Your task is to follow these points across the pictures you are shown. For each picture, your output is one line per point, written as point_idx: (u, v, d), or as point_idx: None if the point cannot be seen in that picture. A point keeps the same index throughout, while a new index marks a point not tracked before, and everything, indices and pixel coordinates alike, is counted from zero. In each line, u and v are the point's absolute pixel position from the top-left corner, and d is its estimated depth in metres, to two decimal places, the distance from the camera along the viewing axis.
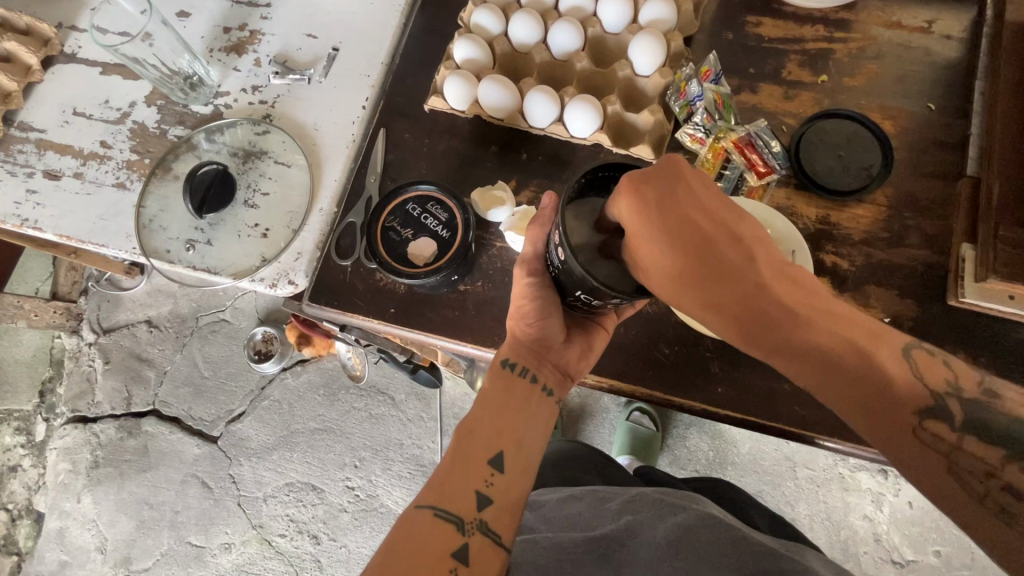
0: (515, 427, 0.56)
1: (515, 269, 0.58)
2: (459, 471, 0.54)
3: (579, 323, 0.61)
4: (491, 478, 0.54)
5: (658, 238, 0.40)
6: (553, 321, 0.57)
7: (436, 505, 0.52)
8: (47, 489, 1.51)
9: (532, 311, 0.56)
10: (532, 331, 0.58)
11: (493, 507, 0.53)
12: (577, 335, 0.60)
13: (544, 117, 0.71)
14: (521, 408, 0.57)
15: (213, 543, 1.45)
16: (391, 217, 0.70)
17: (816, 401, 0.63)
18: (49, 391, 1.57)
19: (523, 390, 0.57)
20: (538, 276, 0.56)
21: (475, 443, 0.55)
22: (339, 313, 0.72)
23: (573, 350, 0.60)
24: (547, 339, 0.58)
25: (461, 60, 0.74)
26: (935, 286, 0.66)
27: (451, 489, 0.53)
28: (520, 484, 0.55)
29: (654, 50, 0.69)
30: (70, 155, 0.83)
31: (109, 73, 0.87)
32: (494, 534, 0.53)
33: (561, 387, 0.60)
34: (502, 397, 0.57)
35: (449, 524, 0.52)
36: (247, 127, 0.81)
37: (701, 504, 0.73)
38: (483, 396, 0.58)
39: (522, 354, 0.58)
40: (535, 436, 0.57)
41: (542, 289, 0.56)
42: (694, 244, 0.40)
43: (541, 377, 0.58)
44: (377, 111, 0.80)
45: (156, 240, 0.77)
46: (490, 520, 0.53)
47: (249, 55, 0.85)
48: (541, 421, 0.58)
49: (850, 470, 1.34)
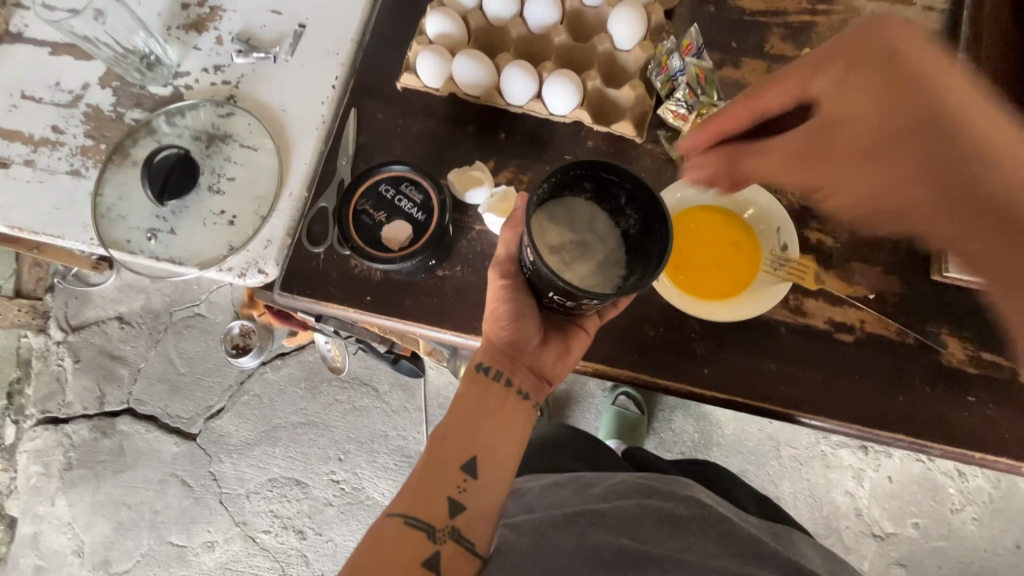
0: (487, 433, 0.57)
1: (489, 271, 0.59)
2: (432, 479, 0.55)
3: (557, 325, 0.62)
4: (464, 484, 0.55)
5: (852, 89, 0.45)
6: (527, 323, 0.59)
7: (406, 513, 0.54)
8: (19, 494, 1.45)
9: (505, 313, 0.58)
10: (504, 334, 0.59)
11: (465, 514, 0.55)
12: (554, 338, 0.61)
13: (523, 94, 0.68)
14: (496, 412, 0.58)
15: (195, 542, 1.41)
16: (363, 200, 0.67)
17: (800, 380, 0.63)
18: (17, 393, 1.51)
19: (497, 394, 0.58)
20: (510, 278, 0.58)
21: (448, 450, 0.56)
22: (314, 303, 0.69)
23: (549, 353, 0.61)
24: (521, 342, 0.59)
25: (433, 35, 0.71)
26: (919, 260, 0.65)
27: (423, 498, 0.55)
28: (492, 491, 0.56)
29: (633, 23, 0.67)
30: (19, 141, 0.78)
31: (59, 54, 0.81)
32: (467, 541, 0.55)
33: (538, 390, 0.61)
34: (478, 401, 0.58)
35: (418, 532, 0.53)
36: (210, 109, 0.77)
37: (690, 490, 0.71)
38: (458, 400, 0.59)
39: (497, 358, 0.59)
40: (508, 439, 0.58)
41: (514, 292, 0.58)
42: (906, 87, 0.42)
43: (516, 381, 0.59)
44: (347, 90, 0.77)
45: (115, 230, 0.73)
46: (463, 527, 0.55)
47: (210, 33, 0.81)
48: (516, 425, 0.59)
49: (832, 448, 1.35)
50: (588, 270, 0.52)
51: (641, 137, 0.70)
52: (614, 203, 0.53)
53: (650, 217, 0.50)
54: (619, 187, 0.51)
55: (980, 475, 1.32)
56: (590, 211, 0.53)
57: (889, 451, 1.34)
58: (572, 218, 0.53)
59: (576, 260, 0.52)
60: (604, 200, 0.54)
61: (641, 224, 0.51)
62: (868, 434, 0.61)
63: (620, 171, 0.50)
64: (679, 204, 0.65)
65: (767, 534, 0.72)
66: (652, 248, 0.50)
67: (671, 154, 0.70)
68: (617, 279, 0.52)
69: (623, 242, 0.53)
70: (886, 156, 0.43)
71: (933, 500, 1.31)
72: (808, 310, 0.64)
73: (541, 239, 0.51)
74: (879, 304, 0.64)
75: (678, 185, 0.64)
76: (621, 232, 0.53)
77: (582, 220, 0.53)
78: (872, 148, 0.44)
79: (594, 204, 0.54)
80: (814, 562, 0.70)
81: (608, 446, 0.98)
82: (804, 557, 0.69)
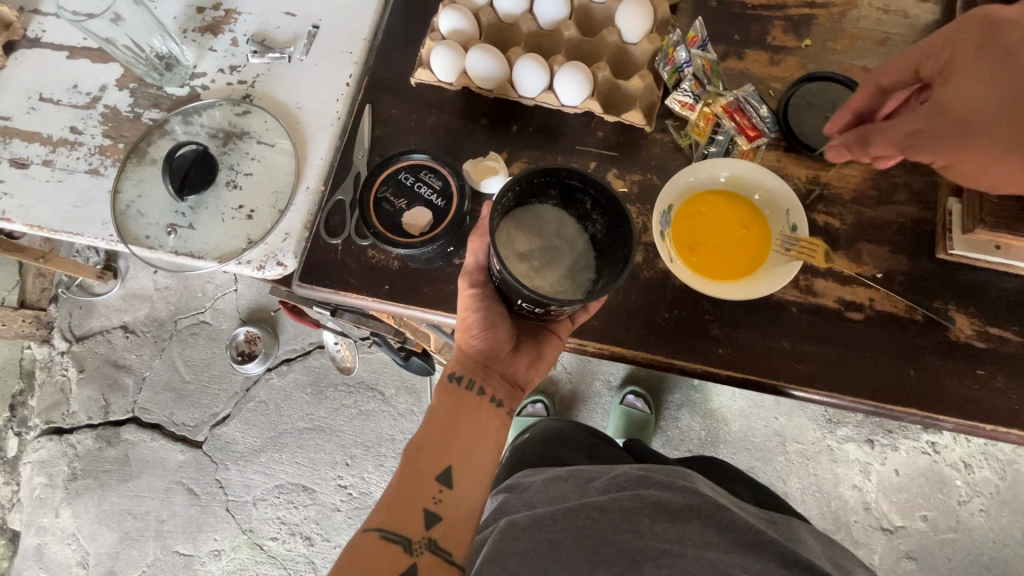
0: (461, 442, 0.60)
1: (461, 280, 0.61)
2: (407, 491, 0.57)
3: (529, 333, 0.64)
4: (439, 495, 0.58)
5: (949, 80, 0.54)
6: (500, 332, 0.60)
7: (382, 527, 0.56)
8: (23, 506, 1.44)
9: (476, 322, 0.59)
10: (477, 343, 0.61)
11: (442, 524, 0.57)
12: (526, 346, 0.64)
13: (534, 86, 0.70)
14: (468, 421, 0.61)
15: (202, 551, 1.40)
16: (383, 187, 0.70)
17: (813, 356, 0.64)
18: (20, 405, 1.50)
19: (470, 402, 0.61)
20: (480, 287, 0.59)
21: (421, 462, 0.58)
22: (332, 293, 0.70)
23: (520, 361, 0.63)
24: (492, 350, 0.61)
25: (447, 31, 0.73)
26: (924, 240, 0.67)
27: (398, 512, 0.56)
28: (468, 500, 0.58)
29: (640, 17, 0.69)
30: (38, 142, 0.79)
31: (76, 57, 0.83)
32: (444, 552, 0.56)
33: (512, 397, 0.64)
34: (451, 411, 0.60)
35: (395, 544, 0.55)
36: (226, 108, 0.79)
37: (690, 481, 0.70)
38: (434, 410, 0.61)
39: (469, 367, 0.62)
40: (481, 449, 0.60)
41: (486, 300, 0.59)
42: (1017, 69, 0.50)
43: (488, 390, 0.62)
44: (362, 86, 0.79)
45: (135, 227, 0.74)
46: (439, 538, 0.56)
47: (225, 35, 0.83)
48: (489, 433, 0.61)
49: (838, 442, 1.36)
50: (556, 276, 0.54)
51: (651, 126, 0.72)
52: (580, 208, 0.56)
53: (615, 222, 0.53)
54: (584, 193, 0.54)
55: (986, 466, 1.33)
56: (558, 217, 0.56)
57: (896, 444, 1.34)
58: (539, 224, 0.55)
59: (543, 267, 0.54)
60: (570, 205, 0.56)
61: (608, 228, 0.54)
62: (883, 409, 0.63)
63: (583, 177, 0.52)
64: (690, 188, 0.66)
65: (768, 524, 0.70)
66: (618, 252, 0.52)
67: (679, 141, 0.72)
68: (587, 283, 0.55)
69: (591, 246, 0.56)
70: (977, 132, 0.52)
71: (940, 492, 1.32)
72: (818, 289, 0.66)
73: (509, 246, 0.54)
74: (887, 282, 0.66)
75: (688, 170, 0.65)
76: (589, 235, 0.56)
77: (550, 226, 0.55)
78: (959, 133, 0.53)
79: (561, 209, 0.56)
80: (816, 553, 0.66)
81: (613, 447, 0.99)
82: (803, 549, 0.65)
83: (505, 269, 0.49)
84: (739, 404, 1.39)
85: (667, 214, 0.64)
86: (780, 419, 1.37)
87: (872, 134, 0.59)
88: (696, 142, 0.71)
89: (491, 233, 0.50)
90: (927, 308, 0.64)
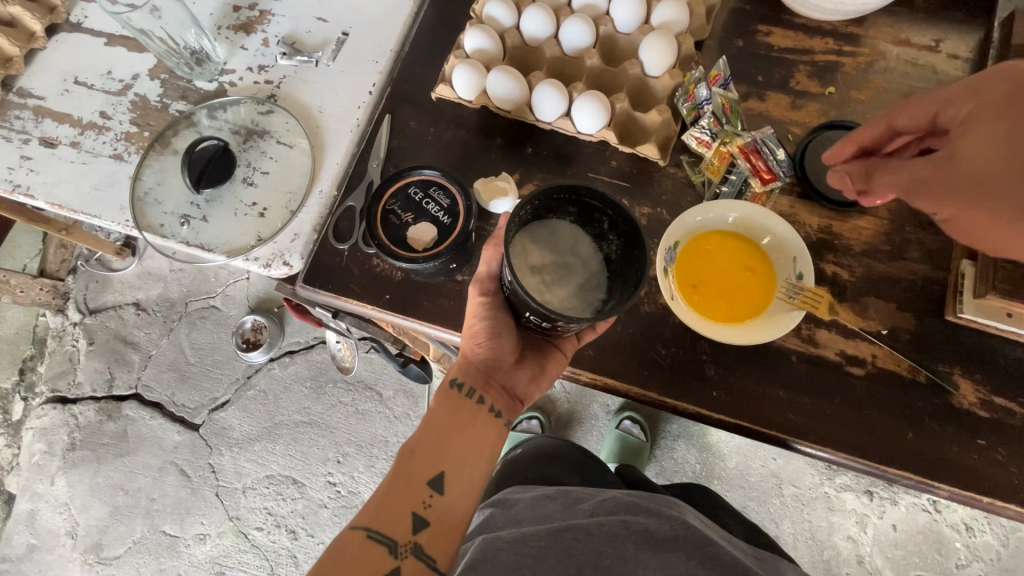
0: (456, 449, 0.59)
1: (471, 288, 0.61)
2: (398, 494, 0.57)
3: (534, 346, 0.63)
4: (430, 499, 0.57)
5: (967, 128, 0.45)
6: (504, 343, 0.60)
7: (370, 527, 0.55)
8: (20, 471, 1.46)
9: (482, 330, 0.59)
10: (481, 352, 0.60)
11: (429, 530, 0.56)
12: (529, 359, 0.63)
13: (552, 111, 0.71)
14: (465, 428, 0.60)
15: (187, 534, 1.41)
16: (392, 201, 0.70)
17: (809, 409, 0.63)
18: (29, 370, 1.53)
19: (470, 409, 0.61)
20: (490, 296, 0.59)
21: (415, 466, 0.58)
22: (333, 297, 0.71)
23: (523, 373, 0.63)
24: (495, 361, 0.61)
25: (471, 49, 0.74)
26: (934, 300, 0.66)
27: (387, 514, 0.56)
28: (457, 507, 0.58)
29: (663, 52, 0.69)
30: (68, 123, 0.82)
31: (114, 44, 0.85)
32: (429, 558, 0.56)
33: (510, 409, 0.63)
34: (450, 417, 0.60)
35: (380, 546, 0.55)
36: (251, 106, 0.80)
37: (679, 512, 0.69)
38: (433, 413, 0.61)
39: (471, 375, 0.61)
40: (476, 457, 0.60)
41: (494, 310, 0.59)
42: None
43: (488, 399, 0.61)
44: (384, 96, 0.80)
45: (151, 213, 0.76)
46: (425, 544, 0.56)
47: (257, 35, 0.85)
48: (486, 441, 0.61)
49: (836, 490, 1.32)
50: (567, 293, 0.54)
51: (664, 159, 0.72)
52: (596, 227, 0.55)
53: (628, 243, 0.52)
54: (601, 212, 0.54)
55: (988, 531, 1.29)
56: (574, 234, 0.56)
57: (895, 499, 1.31)
58: (554, 239, 0.55)
59: (556, 283, 0.54)
60: (588, 223, 0.56)
61: (622, 249, 0.53)
62: (876, 470, 0.62)
63: (601, 197, 0.52)
64: (698, 227, 0.65)
65: (753, 561, 0.68)
66: (630, 274, 0.52)
67: (692, 178, 0.71)
68: (596, 301, 0.54)
69: (604, 266, 0.55)
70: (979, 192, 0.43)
71: (938, 553, 1.28)
72: (820, 340, 0.65)
73: (522, 259, 0.53)
74: (892, 339, 0.65)
75: (698, 209, 0.65)
76: (604, 255, 0.55)
77: (565, 242, 0.55)
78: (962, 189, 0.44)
79: (578, 226, 0.56)
80: None
81: (603, 470, 0.99)
82: None
83: (516, 281, 0.49)
84: (738, 440, 1.36)
85: (673, 250, 0.64)
86: (778, 461, 1.34)
87: (875, 170, 0.57)
88: (709, 180, 0.71)
89: (505, 246, 0.50)
90: (930, 370, 0.62)
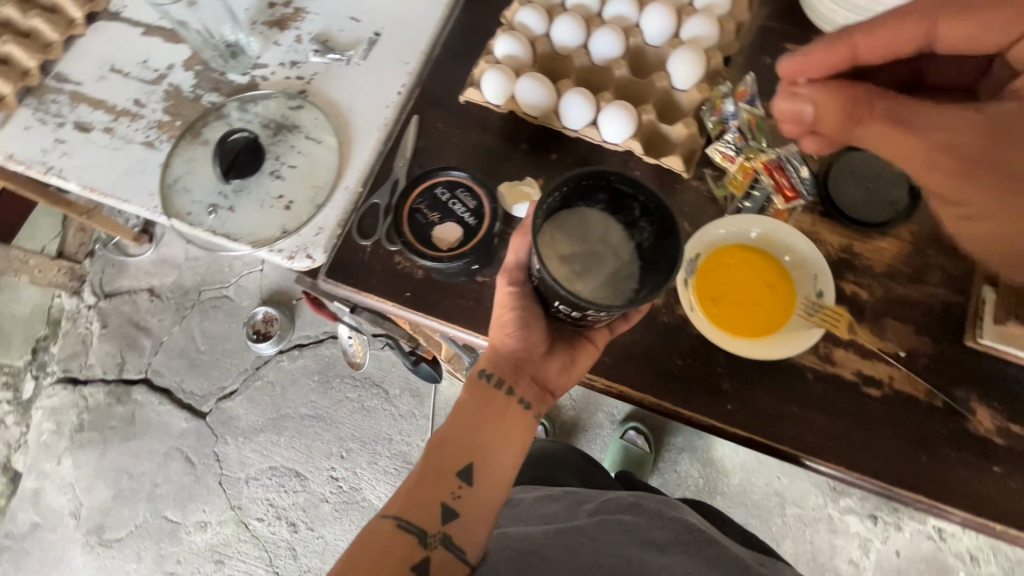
0: (485, 441, 0.59)
1: (500, 277, 0.63)
2: (427, 485, 0.57)
3: (564, 337, 0.63)
4: (458, 490, 0.57)
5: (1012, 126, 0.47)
6: (534, 331, 0.61)
7: (398, 516, 0.56)
8: (27, 449, 1.48)
9: (512, 320, 0.60)
10: (510, 343, 0.60)
11: (458, 521, 0.57)
12: (558, 349, 0.62)
13: (579, 118, 0.72)
14: (496, 419, 0.60)
15: (188, 521, 1.42)
16: (420, 200, 0.72)
17: (823, 428, 0.63)
18: (42, 350, 1.55)
19: (500, 400, 0.60)
20: (518, 287, 0.61)
21: (445, 457, 0.58)
22: (354, 292, 0.72)
23: (552, 364, 0.62)
24: (525, 352, 0.61)
25: (502, 55, 0.75)
26: (953, 325, 0.66)
27: (416, 504, 0.57)
28: (485, 500, 0.58)
29: (691, 66, 0.70)
30: (102, 109, 0.84)
31: (150, 34, 0.87)
32: (457, 548, 0.57)
33: (540, 402, 0.62)
34: (479, 408, 0.60)
35: (409, 535, 0.56)
36: (281, 100, 0.82)
37: (678, 512, 0.72)
38: (462, 404, 0.60)
39: (501, 366, 0.61)
40: (506, 448, 0.60)
41: (523, 299, 0.61)
42: None
43: (517, 390, 0.60)
44: (412, 97, 0.81)
45: (179, 201, 0.78)
46: (454, 535, 0.57)
47: (291, 31, 0.86)
48: (516, 433, 0.60)
49: (839, 512, 1.31)
50: (598, 281, 0.54)
51: (688, 172, 0.72)
52: (628, 216, 0.56)
53: (662, 232, 0.52)
54: (633, 198, 0.54)
55: (992, 562, 1.27)
56: (603, 223, 0.56)
57: (899, 524, 1.30)
58: (585, 228, 0.56)
59: (585, 271, 0.54)
60: (618, 211, 0.56)
61: (654, 238, 0.53)
62: (890, 491, 0.61)
63: (632, 181, 0.53)
64: (720, 240, 0.66)
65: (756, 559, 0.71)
66: (662, 263, 0.52)
67: (715, 192, 0.72)
68: (628, 291, 0.54)
69: (636, 255, 0.55)
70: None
71: None
72: (837, 359, 0.65)
73: (550, 248, 0.54)
74: (910, 361, 0.65)
75: (720, 223, 0.65)
76: (635, 243, 0.55)
77: (594, 231, 0.56)
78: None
79: (608, 215, 0.56)
80: None
81: (607, 478, 0.99)
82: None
83: (543, 268, 0.50)
84: (743, 457, 1.36)
85: (694, 262, 0.65)
86: (782, 479, 1.34)
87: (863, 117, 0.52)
88: (732, 194, 0.71)
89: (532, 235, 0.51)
90: (948, 396, 0.62)
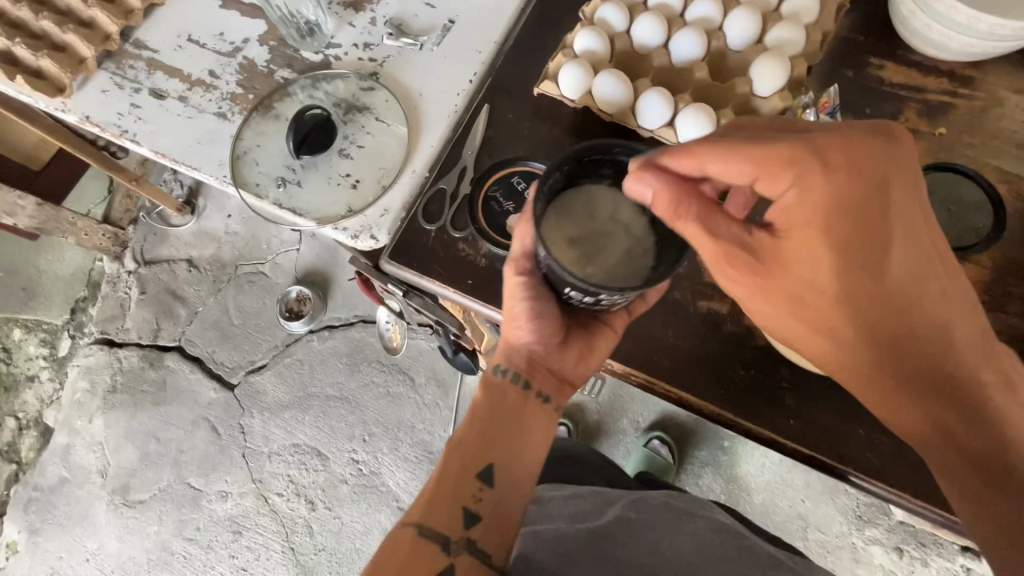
0: (502, 442, 0.60)
1: (506, 266, 0.60)
2: (447, 490, 0.58)
3: (580, 323, 0.62)
4: (478, 493, 0.58)
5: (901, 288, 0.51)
6: (548, 322, 0.60)
7: (420, 524, 0.56)
8: (60, 405, 1.52)
9: (524, 311, 0.58)
10: (524, 335, 0.60)
11: (482, 524, 0.57)
12: (574, 339, 0.62)
13: (656, 118, 0.71)
14: (511, 418, 0.61)
15: (210, 489, 1.44)
16: (494, 187, 0.74)
17: (890, 452, 0.61)
18: (80, 310, 1.59)
19: (514, 399, 0.61)
20: (528, 275, 0.58)
21: (462, 461, 0.59)
22: (417, 275, 0.72)
23: (569, 354, 0.62)
24: (541, 344, 0.61)
25: (580, 50, 0.74)
26: None
27: (438, 510, 0.57)
28: (506, 500, 0.58)
29: (776, 73, 0.69)
30: (177, 78, 0.85)
31: (228, 8, 0.89)
32: (483, 552, 0.57)
33: (560, 393, 0.64)
34: (493, 409, 0.61)
35: (433, 542, 0.56)
36: (353, 81, 0.83)
37: (709, 510, 0.73)
38: (475, 407, 0.62)
39: (515, 361, 0.62)
40: (522, 446, 0.60)
41: (534, 287, 0.58)
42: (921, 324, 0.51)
43: (534, 382, 0.62)
44: (483, 86, 0.81)
45: (248, 172, 0.79)
46: (478, 538, 0.57)
47: (366, 13, 0.87)
48: (532, 429, 0.62)
49: (864, 542, 1.28)
50: (612, 262, 0.52)
51: None
52: None
53: None
54: None
55: None
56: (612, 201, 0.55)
57: (927, 560, 1.26)
58: (591, 209, 0.54)
59: (594, 254, 0.53)
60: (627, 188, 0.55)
61: None
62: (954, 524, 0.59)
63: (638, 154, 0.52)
64: None
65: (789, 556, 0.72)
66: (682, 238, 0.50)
67: None
68: (645, 269, 0.52)
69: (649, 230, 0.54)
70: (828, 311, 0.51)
71: None
72: None
73: (556, 232, 0.53)
74: None
75: None
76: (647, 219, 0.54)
77: (601, 210, 0.54)
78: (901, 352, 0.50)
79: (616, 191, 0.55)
80: None
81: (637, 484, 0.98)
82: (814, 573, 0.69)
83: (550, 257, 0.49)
84: (768, 476, 1.33)
85: None
86: (807, 503, 1.31)
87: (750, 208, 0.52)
88: None
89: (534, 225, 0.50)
90: None
